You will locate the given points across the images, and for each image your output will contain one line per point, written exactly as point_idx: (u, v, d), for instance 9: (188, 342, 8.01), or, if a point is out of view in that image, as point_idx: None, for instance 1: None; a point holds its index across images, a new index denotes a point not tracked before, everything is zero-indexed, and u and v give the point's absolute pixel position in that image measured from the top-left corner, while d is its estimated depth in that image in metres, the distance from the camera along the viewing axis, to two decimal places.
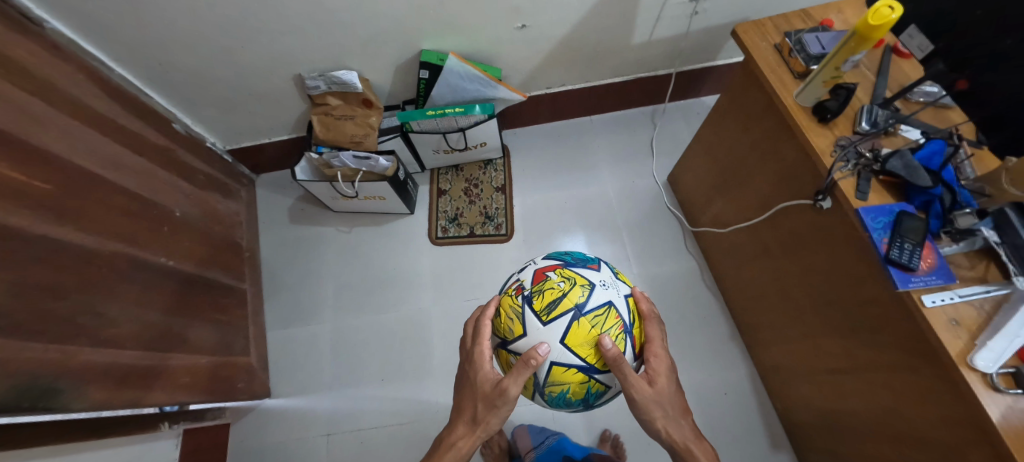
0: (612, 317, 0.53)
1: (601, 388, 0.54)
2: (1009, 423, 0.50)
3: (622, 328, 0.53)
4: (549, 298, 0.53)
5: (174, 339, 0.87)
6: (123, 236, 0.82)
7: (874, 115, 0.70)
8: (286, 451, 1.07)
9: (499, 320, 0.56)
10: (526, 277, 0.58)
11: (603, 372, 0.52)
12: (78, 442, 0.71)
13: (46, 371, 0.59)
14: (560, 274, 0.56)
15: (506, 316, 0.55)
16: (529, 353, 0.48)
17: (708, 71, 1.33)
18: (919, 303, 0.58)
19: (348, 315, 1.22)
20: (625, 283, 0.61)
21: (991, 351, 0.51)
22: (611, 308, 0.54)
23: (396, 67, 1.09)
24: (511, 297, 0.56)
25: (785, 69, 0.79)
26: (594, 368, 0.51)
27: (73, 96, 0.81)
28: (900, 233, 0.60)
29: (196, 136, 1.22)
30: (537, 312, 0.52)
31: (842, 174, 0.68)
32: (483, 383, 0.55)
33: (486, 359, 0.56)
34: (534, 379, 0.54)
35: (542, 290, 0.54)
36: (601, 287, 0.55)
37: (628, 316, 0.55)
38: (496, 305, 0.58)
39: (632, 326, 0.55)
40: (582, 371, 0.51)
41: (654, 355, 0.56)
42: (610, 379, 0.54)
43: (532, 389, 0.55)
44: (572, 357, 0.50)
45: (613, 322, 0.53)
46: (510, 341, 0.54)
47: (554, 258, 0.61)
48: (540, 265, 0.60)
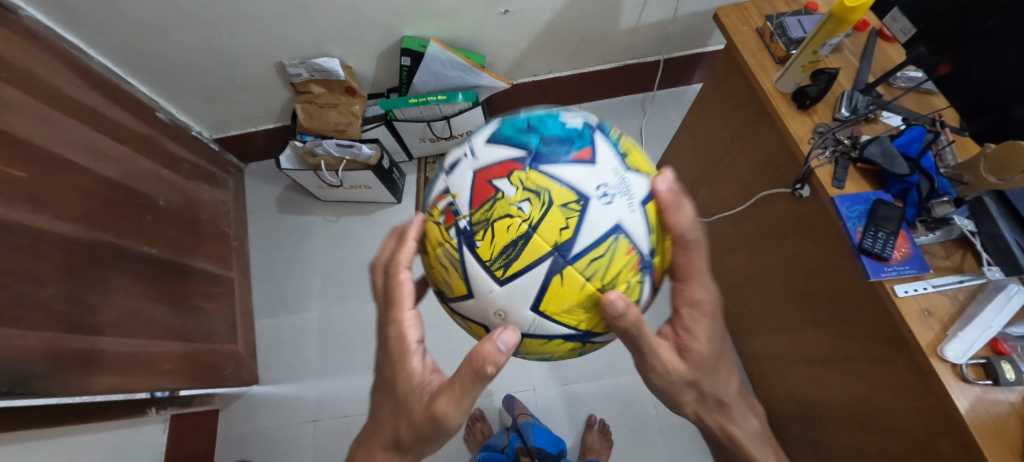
0: (618, 253, 0.33)
1: (599, 345, 0.42)
2: (976, 413, 0.50)
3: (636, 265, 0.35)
4: (505, 233, 0.31)
5: (156, 326, 0.88)
6: (104, 225, 0.83)
7: (854, 101, 0.69)
8: (274, 437, 1.10)
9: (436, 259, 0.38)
10: (462, 191, 0.35)
11: (602, 335, 0.39)
12: (62, 426, 0.72)
13: (21, 356, 0.60)
14: (522, 187, 0.32)
15: (444, 261, 0.36)
16: (481, 355, 0.33)
17: (698, 58, 1.31)
18: (891, 293, 0.58)
19: (335, 304, 1.23)
20: (639, 174, 0.38)
21: (962, 342, 0.51)
22: (618, 238, 0.33)
23: (378, 54, 1.08)
24: (445, 229, 0.35)
25: (766, 54, 0.78)
26: (590, 333, 0.37)
27: (50, 83, 0.81)
28: (875, 222, 0.60)
29: (180, 124, 1.21)
30: (486, 263, 0.32)
31: (819, 162, 0.67)
32: (407, 396, 0.42)
33: (413, 358, 0.42)
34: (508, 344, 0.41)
35: (493, 222, 0.32)
36: (596, 203, 0.33)
37: (645, 241, 0.35)
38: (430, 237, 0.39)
39: (652, 251, 0.36)
40: (570, 337, 0.37)
41: (688, 306, 0.43)
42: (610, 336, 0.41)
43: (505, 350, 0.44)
44: (552, 326, 0.35)
45: (624, 264, 0.34)
46: (455, 299, 0.37)
47: (509, 140, 0.36)
48: (484, 160, 0.36)
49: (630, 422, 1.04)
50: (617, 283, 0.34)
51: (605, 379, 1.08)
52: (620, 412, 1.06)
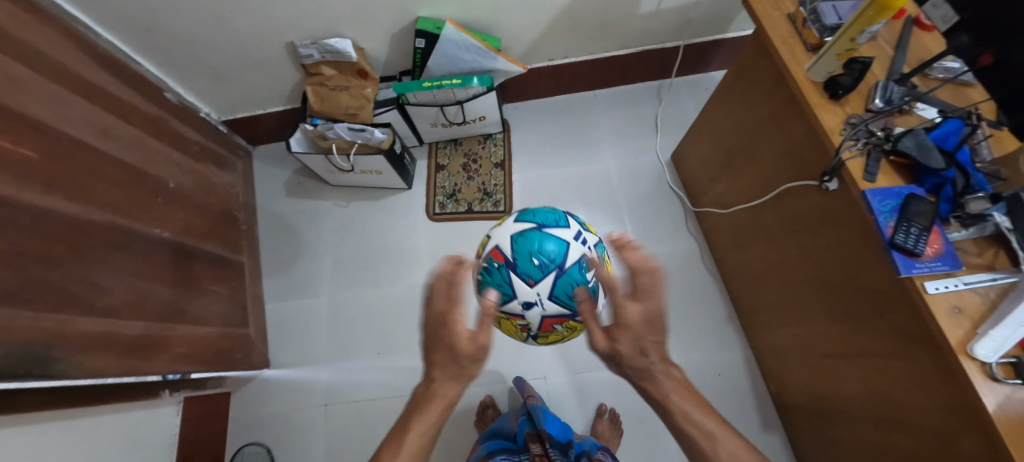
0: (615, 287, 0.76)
1: (555, 338, 0.67)
2: (1005, 412, 0.49)
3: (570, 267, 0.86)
4: (548, 340, 0.67)
5: (170, 309, 0.88)
6: (116, 207, 0.82)
7: (889, 92, 0.67)
8: (285, 420, 1.11)
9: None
10: (533, 322, 0.62)
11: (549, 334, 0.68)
12: (77, 408, 0.73)
13: (37, 339, 0.60)
14: (566, 325, 0.64)
15: (511, 330, 0.66)
16: None
17: (718, 45, 1.27)
18: (921, 289, 0.56)
19: (345, 290, 1.23)
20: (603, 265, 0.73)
21: (993, 340, 0.50)
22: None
23: (391, 35, 1.04)
24: (513, 323, 0.64)
25: (797, 41, 0.75)
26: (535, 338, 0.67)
27: (56, 60, 0.78)
28: (907, 217, 0.58)
29: (189, 106, 1.19)
30: (536, 340, 0.67)
31: (850, 153, 0.65)
32: (459, 344, 0.45)
33: (461, 321, 0.45)
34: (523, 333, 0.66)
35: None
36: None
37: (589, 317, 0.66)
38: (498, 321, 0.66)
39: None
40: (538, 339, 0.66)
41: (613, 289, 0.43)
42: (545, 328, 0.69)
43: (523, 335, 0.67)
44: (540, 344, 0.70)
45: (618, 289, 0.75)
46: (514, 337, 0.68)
47: (559, 293, 0.61)
48: (547, 307, 0.61)
49: (643, 411, 1.05)
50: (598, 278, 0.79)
51: None
52: (632, 401, 1.06)
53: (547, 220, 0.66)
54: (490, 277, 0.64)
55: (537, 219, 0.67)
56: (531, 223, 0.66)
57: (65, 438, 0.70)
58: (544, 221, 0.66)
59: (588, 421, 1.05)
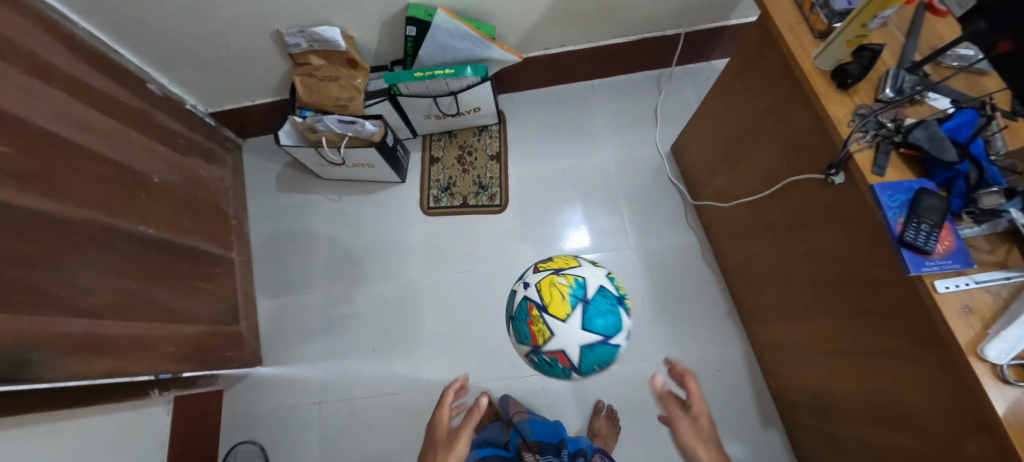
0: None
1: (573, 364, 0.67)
2: (1015, 415, 0.48)
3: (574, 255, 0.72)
4: None
5: (158, 307, 0.87)
6: (97, 204, 0.79)
7: (900, 81, 0.63)
8: (279, 417, 1.10)
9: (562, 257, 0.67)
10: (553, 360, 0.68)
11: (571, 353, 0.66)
12: (63, 410, 0.71)
13: (16, 342, 0.58)
14: None
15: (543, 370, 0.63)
16: None
17: (720, 32, 1.23)
18: (930, 288, 0.54)
19: (338, 286, 1.21)
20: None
21: (1004, 341, 0.47)
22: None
23: (382, 23, 1.01)
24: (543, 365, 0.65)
25: (804, 27, 0.72)
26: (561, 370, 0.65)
27: (29, 49, 0.74)
28: (917, 213, 0.55)
29: (173, 97, 1.15)
30: None
31: (859, 146, 0.62)
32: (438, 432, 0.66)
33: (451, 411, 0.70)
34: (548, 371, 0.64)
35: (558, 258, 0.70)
36: (593, 271, 0.63)
37: None
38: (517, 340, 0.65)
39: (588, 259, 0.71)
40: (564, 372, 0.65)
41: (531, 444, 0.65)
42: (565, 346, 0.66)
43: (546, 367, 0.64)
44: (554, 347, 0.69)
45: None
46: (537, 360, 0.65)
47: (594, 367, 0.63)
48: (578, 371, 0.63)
49: (640, 408, 1.04)
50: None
51: (613, 366, 1.07)
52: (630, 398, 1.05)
53: (612, 319, 0.57)
54: (547, 368, 0.58)
55: (600, 316, 0.57)
56: (597, 330, 0.56)
57: (52, 441, 0.68)
58: (609, 323, 0.57)
59: (585, 418, 1.04)
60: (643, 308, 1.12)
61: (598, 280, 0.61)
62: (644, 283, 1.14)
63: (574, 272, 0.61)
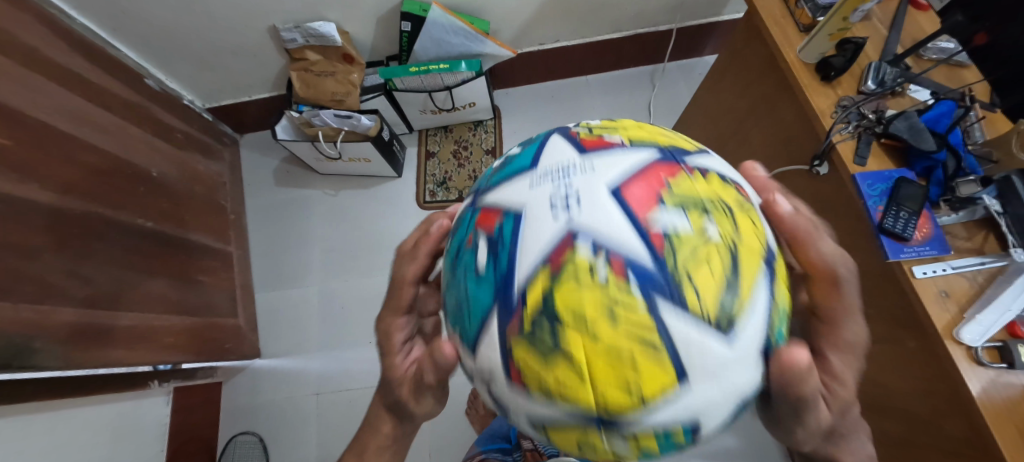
0: (755, 216, 0.24)
1: None
2: (989, 396, 0.49)
3: (627, 265, 0.17)
4: None
5: (157, 299, 0.88)
6: (97, 197, 0.80)
7: (881, 73, 0.64)
8: (277, 408, 1.11)
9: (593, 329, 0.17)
10: None
11: None
12: (66, 399, 0.73)
13: (19, 330, 0.59)
14: None
15: None
16: None
17: (712, 28, 1.24)
18: (908, 274, 0.55)
19: (335, 279, 1.22)
20: (758, 304, 0.20)
21: (979, 325, 0.49)
22: (668, 232, 0.18)
23: (377, 19, 1.02)
24: None
25: (790, 21, 0.73)
26: None
27: (31, 44, 0.76)
28: (897, 201, 0.57)
29: (171, 92, 1.16)
30: None
31: (841, 137, 0.63)
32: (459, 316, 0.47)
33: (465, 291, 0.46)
34: None
35: (559, 290, 0.17)
36: (711, 393, 0.19)
37: None
38: None
39: (672, 260, 0.18)
40: None
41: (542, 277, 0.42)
42: None
43: None
44: None
45: (768, 241, 0.24)
46: None
47: None
48: None
49: None
50: (680, 186, 0.21)
51: None
52: None
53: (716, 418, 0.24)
54: None
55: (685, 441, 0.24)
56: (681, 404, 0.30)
57: (55, 427, 0.70)
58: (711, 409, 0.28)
59: None
60: None
61: (725, 409, 0.20)
62: None
63: (660, 429, 0.19)
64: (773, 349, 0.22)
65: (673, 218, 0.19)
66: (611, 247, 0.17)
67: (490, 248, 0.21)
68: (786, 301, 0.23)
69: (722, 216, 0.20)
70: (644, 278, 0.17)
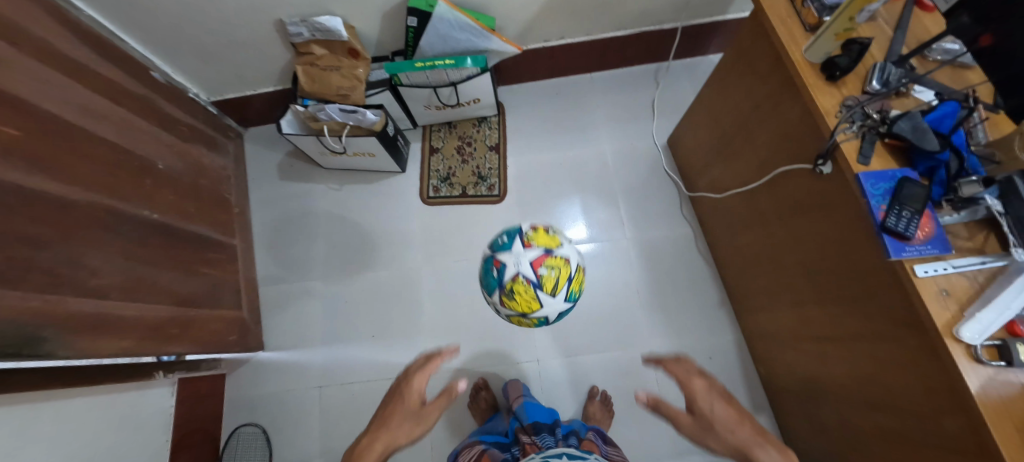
0: (580, 270, 0.75)
1: (558, 262, 0.70)
2: (987, 393, 0.50)
3: (528, 280, 0.68)
4: (550, 286, 0.68)
5: (163, 290, 0.89)
6: (105, 188, 0.81)
7: (887, 73, 0.65)
8: (280, 401, 1.12)
9: (522, 295, 0.68)
10: (525, 264, 0.68)
11: (546, 292, 0.68)
12: (72, 388, 0.73)
13: (27, 318, 0.60)
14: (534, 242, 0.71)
15: (524, 297, 0.68)
16: None
17: (718, 27, 1.24)
18: (909, 272, 0.56)
19: (339, 273, 1.23)
20: (565, 289, 0.70)
21: (979, 323, 0.50)
22: (541, 274, 0.68)
23: (383, 14, 1.02)
24: (522, 283, 0.67)
25: (796, 21, 0.74)
26: (541, 286, 0.68)
27: (38, 35, 0.76)
28: (900, 201, 0.57)
29: (177, 85, 1.17)
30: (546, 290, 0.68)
31: (845, 136, 0.64)
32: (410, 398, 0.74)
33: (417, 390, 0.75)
34: (525, 284, 0.67)
35: (511, 291, 0.68)
36: (550, 310, 0.71)
37: (573, 269, 0.72)
38: (505, 288, 0.68)
39: (540, 281, 0.68)
40: (558, 276, 0.69)
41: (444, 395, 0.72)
42: (546, 309, 0.70)
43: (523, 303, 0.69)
44: (539, 249, 0.70)
45: (578, 274, 0.74)
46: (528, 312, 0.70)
47: (568, 294, 0.72)
48: (523, 265, 0.68)
49: (635, 394, 1.07)
50: (549, 261, 0.69)
51: (608, 353, 1.10)
52: (625, 382, 1.08)
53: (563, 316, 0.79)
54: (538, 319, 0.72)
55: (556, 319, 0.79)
56: (568, 303, 0.73)
57: (59, 416, 0.70)
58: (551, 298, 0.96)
59: (580, 404, 1.06)
60: (638, 296, 1.14)
61: (556, 313, 0.72)
62: (638, 273, 1.17)
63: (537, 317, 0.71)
64: (573, 301, 0.74)
65: (542, 270, 0.68)
66: (529, 278, 0.68)
67: (494, 274, 0.70)
68: (579, 289, 0.74)
69: (559, 267, 0.69)
70: (535, 286, 0.68)
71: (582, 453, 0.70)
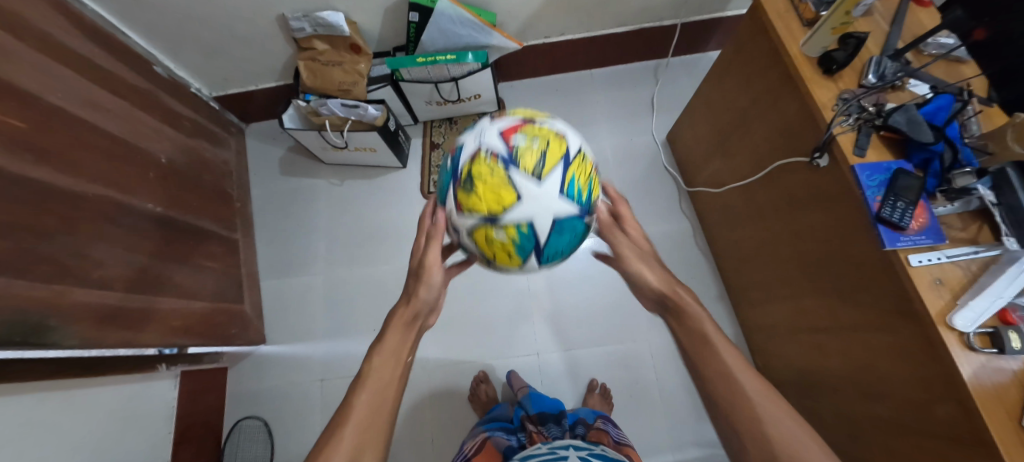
0: (587, 159, 0.46)
1: (548, 133, 0.43)
2: (980, 380, 0.50)
3: (496, 155, 0.40)
4: (533, 160, 0.39)
5: (166, 282, 0.89)
6: (109, 181, 0.81)
7: (882, 67, 0.66)
8: (281, 394, 1.13)
9: (483, 178, 0.39)
10: (492, 135, 0.42)
11: (533, 176, 0.39)
12: (77, 378, 0.74)
13: (34, 307, 0.61)
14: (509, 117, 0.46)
15: (488, 183, 0.39)
16: None
17: (716, 24, 1.26)
18: (904, 262, 0.57)
19: (340, 268, 1.23)
20: (558, 172, 0.40)
21: (971, 311, 0.51)
22: (515, 144, 0.41)
23: (385, 9, 1.03)
24: (484, 159, 0.40)
25: (793, 16, 0.75)
26: (517, 163, 0.39)
27: (44, 29, 0.77)
28: (895, 191, 0.58)
29: (179, 80, 1.17)
30: (529, 171, 0.39)
31: (841, 129, 0.65)
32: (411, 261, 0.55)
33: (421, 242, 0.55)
34: (492, 161, 0.40)
35: (470, 176, 0.40)
36: (533, 206, 0.39)
37: (576, 150, 0.44)
38: (461, 176, 0.42)
39: (513, 154, 0.40)
40: (556, 148, 0.42)
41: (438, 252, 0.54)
42: (532, 209, 0.39)
43: (489, 200, 0.39)
44: (513, 123, 0.44)
45: (583, 162, 0.44)
46: (495, 208, 0.38)
47: (573, 191, 0.41)
48: (489, 136, 0.42)
49: (634, 386, 1.07)
50: (529, 130, 0.42)
51: (607, 346, 1.11)
52: (624, 375, 1.09)
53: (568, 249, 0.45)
54: (523, 242, 0.40)
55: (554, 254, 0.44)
56: (571, 204, 0.41)
57: (64, 406, 0.71)
58: (565, 253, 0.45)
59: (580, 396, 1.07)
60: None
61: (550, 225, 0.40)
62: None
63: (512, 224, 0.39)
64: (581, 207, 0.42)
65: (520, 139, 0.41)
66: (494, 149, 0.40)
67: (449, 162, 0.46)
68: (585, 185, 0.43)
69: (546, 140, 0.42)
70: (505, 160, 0.39)
71: (589, 445, 0.74)
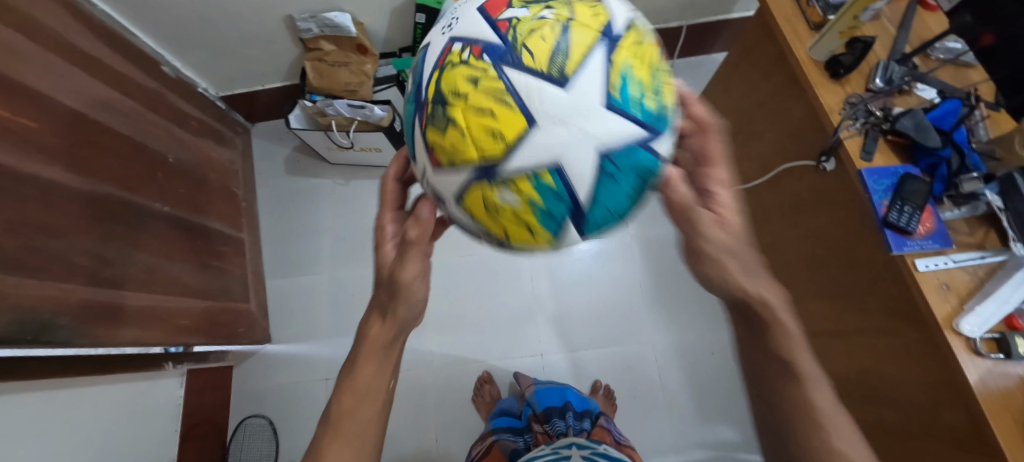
0: (644, 38, 0.27)
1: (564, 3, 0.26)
2: (986, 386, 0.50)
3: (481, 50, 0.23)
4: (545, 37, 0.23)
5: (173, 282, 0.90)
6: (117, 180, 0.82)
7: (890, 71, 0.65)
8: (286, 393, 1.14)
9: (457, 91, 0.22)
10: (465, 22, 0.26)
11: (548, 65, 0.22)
12: (86, 376, 0.75)
13: (45, 307, 0.61)
14: None
15: (464, 92, 0.22)
16: None
17: (722, 26, 1.26)
18: (911, 267, 0.57)
19: (346, 268, 1.24)
20: (592, 55, 0.22)
21: (978, 316, 0.51)
22: (508, 23, 0.24)
23: (392, 10, 1.03)
24: (454, 57, 0.24)
25: (801, 19, 0.75)
26: (511, 50, 0.22)
27: (54, 29, 0.77)
28: (902, 196, 0.58)
29: (186, 80, 1.18)
30: (536, 62, 0.22)
31: (848, 133, 0.65)
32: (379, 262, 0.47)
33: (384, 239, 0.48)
34: (466, 61, 0.23)
35: (437, 90, 0.24)
36: (558, 128, 0.21)
37: (622, 24, 0.26)
38: (422, 98, 0.26)
39: (509, 40, 0.23)
40: (584, 18, 0.24)
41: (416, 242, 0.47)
42: (555, 129, 0.21)
43: (467, 123, 0.22)
44: None
45: (636, 43, 0.25)
46: (478, 140, 0.22)
47: (630, 89, 0.23)
48: (462, 23, 0.26)
49: (638, 388, 1.08)
50: (529, 2, 0.26)
51: (611, 348, 1.11)
52: (628, 376, 1.09)
53: (625, 207, 0.27)
54: (548, 202, 0.23)
55: (606, 217, 0.27)
56: (632, 116, 0.23)
57: (74, 404, 0.72)
58: (622, 214, 0.28)
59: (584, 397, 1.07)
60: (642, 291, 1.15)
61: (592, 158, 0.22)
62: (643, 269, 1.17)
63: (526, 164, 0.21)
64: (648, 124, 0.24)
65: (518, 12, 0.24)
66: (474, 42, 0.24)
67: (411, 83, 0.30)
68: (643, 80, 0.24)
69: (559, 8, 0.25)
70: (492, 54, 0.23)
71: (591, 444, 0.78)
